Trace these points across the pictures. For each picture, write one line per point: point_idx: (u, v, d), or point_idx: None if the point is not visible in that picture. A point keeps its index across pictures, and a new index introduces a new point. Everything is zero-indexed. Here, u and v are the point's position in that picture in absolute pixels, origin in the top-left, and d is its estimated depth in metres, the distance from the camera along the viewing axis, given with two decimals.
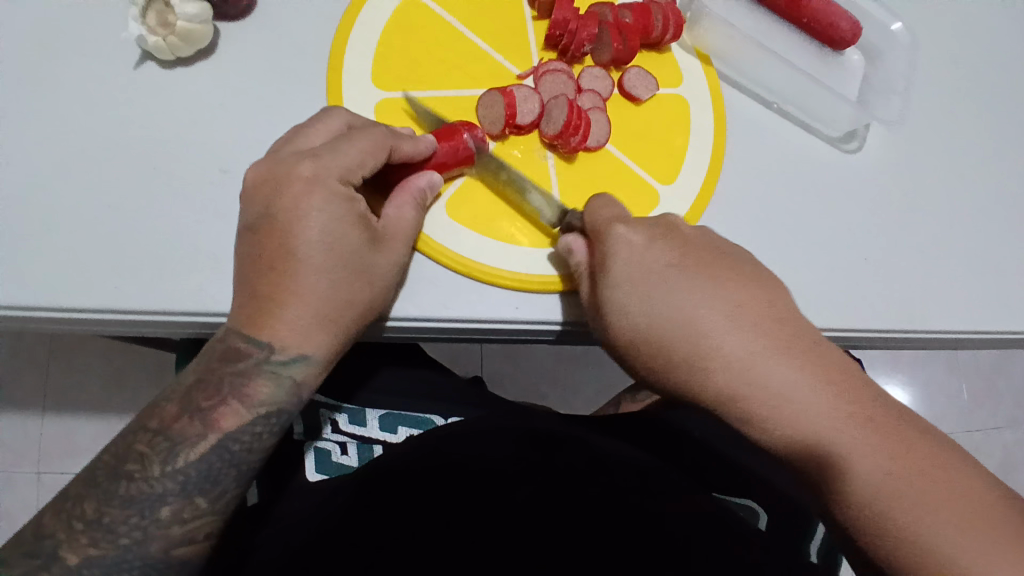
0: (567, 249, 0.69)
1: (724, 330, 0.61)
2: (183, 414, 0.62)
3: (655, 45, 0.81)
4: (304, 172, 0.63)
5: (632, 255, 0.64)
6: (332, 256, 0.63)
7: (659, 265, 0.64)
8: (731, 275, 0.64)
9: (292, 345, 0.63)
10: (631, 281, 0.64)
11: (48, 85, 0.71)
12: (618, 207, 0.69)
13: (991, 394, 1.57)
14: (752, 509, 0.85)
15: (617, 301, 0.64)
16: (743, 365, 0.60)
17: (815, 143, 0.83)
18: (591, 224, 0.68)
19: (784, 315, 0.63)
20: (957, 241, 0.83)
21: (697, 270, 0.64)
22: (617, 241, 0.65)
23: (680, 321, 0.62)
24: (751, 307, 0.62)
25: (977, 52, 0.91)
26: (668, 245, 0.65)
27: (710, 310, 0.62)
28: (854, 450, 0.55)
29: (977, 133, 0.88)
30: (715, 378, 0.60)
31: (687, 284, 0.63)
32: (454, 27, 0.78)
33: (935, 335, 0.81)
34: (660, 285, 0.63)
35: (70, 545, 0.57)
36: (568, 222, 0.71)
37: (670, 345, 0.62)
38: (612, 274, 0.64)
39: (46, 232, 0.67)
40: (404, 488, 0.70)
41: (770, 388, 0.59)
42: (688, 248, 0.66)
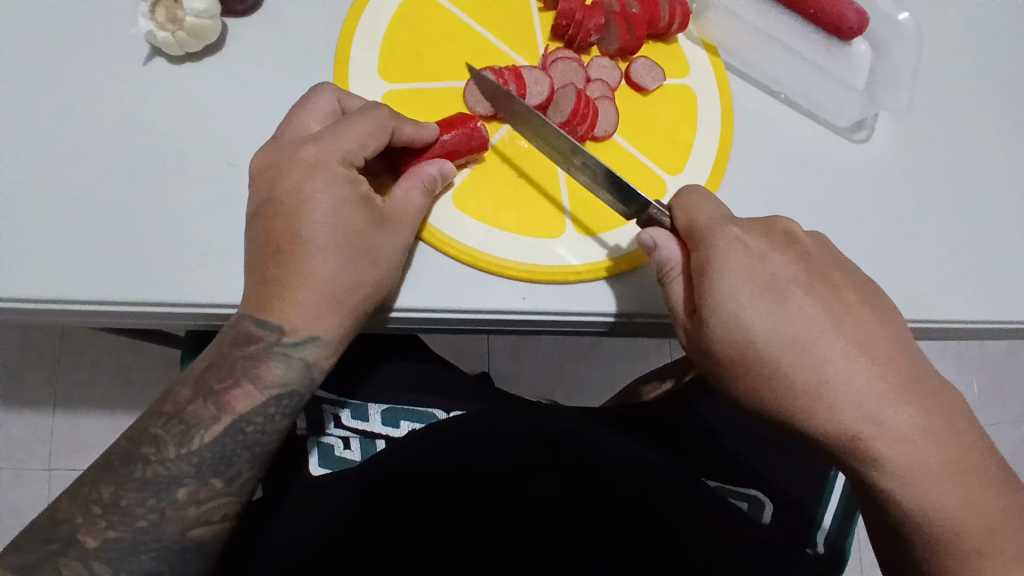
0: (650, 245, 0.67)
1: (850, 353, 0.61)
2: (196, 397, 0.63)
3: (662, 35, 0.81)
4: (306, 156, 0.64)
5: (752, 267, 0.63)
6: (340, 238, 0.63)
7: (781, 280, 0.63)
8: (851, 297, 0.64)
9: (303, 327, 0.63)
10: (753, 294, 0.62)
11: (57, 81, 0.72)
12: (716, 206, 0.66)
13: (1000, 388, 1.55)
14: (758, 500, 0.86)
15: (729, 311, 0.61)
16: (868, 389, 0.60)
17: (822, 134, 0.82)
18: (688, 224, 0.66)
19: (892, 341, 0.63)
20: (966, 231, 0.83)
21: (816, 289, 0.63)
22: (732, 248, 0.63)
23: (808, 339, 0.61)
24: (868, 330, 0.63)
25: (985, 41, 0.90)
26: (786, 259, 0.64)
27: (834, 332, 0.61)
28: (932, 477, 0.59)
29: (985, 122, 0.87)
30: (840, 400, 0.59)
31: (810, 300, 0.62)
32: (461, 20, 0.78)
33: (946, 326, 0.80)
34: (782, 301, 0.62)
35: (88, 528, 0.58)
36: (648, 215, 0.68)
37: (792, 361, 0.60)
38: (727, 282, 0.62)
39: (58, 225, 0.68)
40: (439, 484, 0.71)
41: (874, 410, 0.59)
42: (807, 264, 0.65)
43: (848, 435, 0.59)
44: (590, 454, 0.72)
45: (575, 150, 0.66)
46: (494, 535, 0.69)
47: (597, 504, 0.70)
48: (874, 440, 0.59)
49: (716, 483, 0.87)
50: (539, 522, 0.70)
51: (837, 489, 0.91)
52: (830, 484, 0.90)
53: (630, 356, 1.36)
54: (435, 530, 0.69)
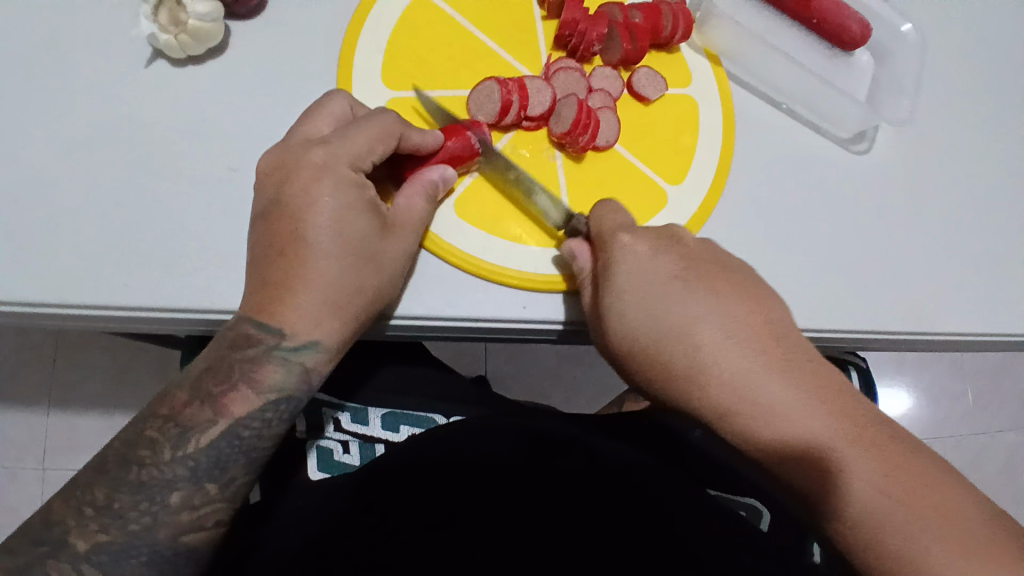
0: (570, 254, 0.70)
1: (724, 345, 0.61)
2: (193, 400, 0.62)
3: (664, 45, 0.81)
4: (314, 159, 0.64)
5: (638, 265, 0.65)
6: (343, 242, 0.63)
7: (663, 275, 0.64)
8: (732, 287, 0.64)
9: (302, 332, 0.63)
10: (633, 291, 0.64)
11: (57, 82, 0.72)
12: (621, 215, 0.69)
13: (997, 397, 1.56)
14: (756, 508, 0.85)
15: (617, 309, 0.64)
16: (740, 372, 0.60)
17: (823, 145, 0.83)
18: (596, 230, 0.68)
19: (786, 333, 0.63)
20: (964, 243, 0.83)
21: (700, 282, 0.64)
22: (621, 250, 0.65)
23: (681, 332, 0.62)
24: (750, 323, 0.62)
25: (987, 54, 0.90)
26: (669, 255, 0.65)
27: (709, 324, 0.62)
28: (839, 461, 0.56)
29: (985, 136, 0.87)
30: (712, 387, 0.60)
31: (689, 295, 0.63)
32: (464, 26, 0.78)
33: (944, 338, 0.80)
34: (665, 295, 0.63)
35: (80, 531, 0.57)
36: (573, 226, 0.71)
37: (670, 354, 0.62)
38: (614, 282, 0.65)
39: (57, 226, 0.68)
40: (398, 484, 0.71)
41: (745, 392, 0.59)
42: (691, 260, 0.66)
43: (717, 419, 0.61)
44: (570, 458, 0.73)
45: (508, 166, 0.70)
46: (483, 539, 0.69)
47: (509, 495, 0.71)
48: (748, 421, 0.59)
49: (715, 491, 0.87)
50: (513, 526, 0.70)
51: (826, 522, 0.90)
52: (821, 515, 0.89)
53: None
54: (381, 525, 0.69)
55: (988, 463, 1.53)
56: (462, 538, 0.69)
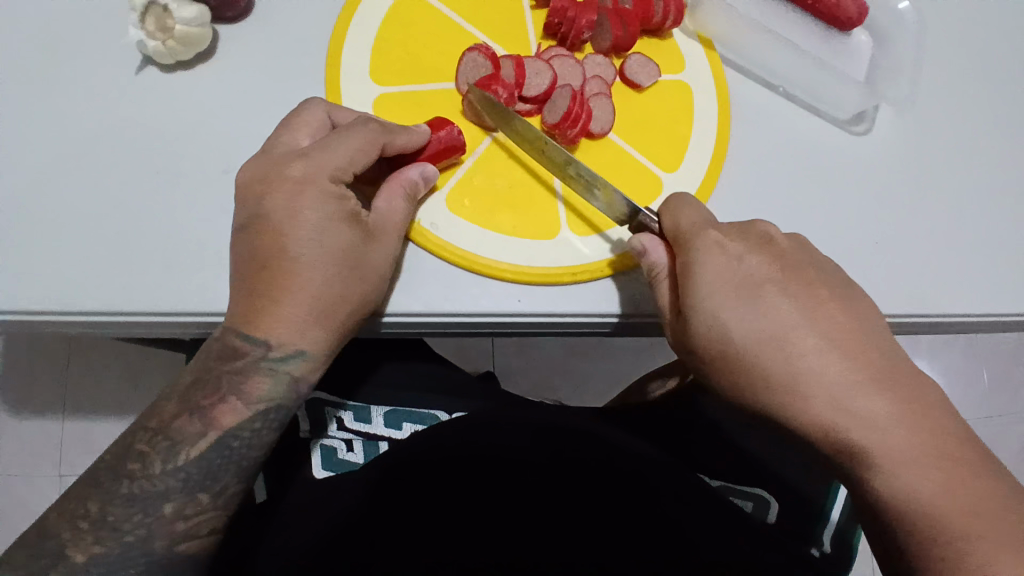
0: (640, 250, 0.67)
1: (824, 348, 0.59)
2: (182, 412, 0.62)
3: (656, 31, 0.80)
4: (293, 172, 0.63)
5: (724, 268, 0.62)
6: (327, 251, 0.63)
7: (755, 279, 0.62)
8: (823, 291, 0.63)
9: (289, 342, 0.63)
10: (730, 296, 0.61)
11: (48, 93, 0.72)
12: (698, 209, 0.67)
13: (1015, 380, 1.53)
14: (763, 500, 0.85)
15: (706, 311, 0.61)
16: (840, 384, 0.58)
17: (823, 129, 0.81)
18: (673, 228, 0.66)
19: (871, 334, 0.62)
20: (972, 224, 0.81)
21: (795, 284, 0.62)
22: (707, 250, 0.63)
23: (784, 334, 0.60)
24: (847, 327, 0.61)
25: (993, 30, 0.88)
26: (764, 257, 0.63)
27: (811, 329, 0.60)
28: (913, 467, 0.56)
29: (991, 114, 0.85)
30: (810, 396, 0.58)
31: (786, 299, 0.61)
32: (452, 19, 0.77)
33: (951, 321, 0.79)
34: (757, 298, 0.61)
35: (75, 543, 0.58)
36: (640, 222, 0.69)
37: (770, 358, 0.60)
38: (703, 284, 0.62)
39: (55, 237, 0.68)
40: (435, 483, 0.71)
41: (844, 406, 0.58)
42: (783, 261, 0.64)
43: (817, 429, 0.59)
44: (589, 453, 0.71)
45: (569, 160, 0.66)
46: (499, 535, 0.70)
47: (580, 502, 0.71)
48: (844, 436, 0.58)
49: (718, 482, 0.86)
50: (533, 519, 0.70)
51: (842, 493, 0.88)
52: (835, 490, 0.87)
53: (636, 352, 1.35)
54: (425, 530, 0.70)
55: (1005, 446, 1.50)
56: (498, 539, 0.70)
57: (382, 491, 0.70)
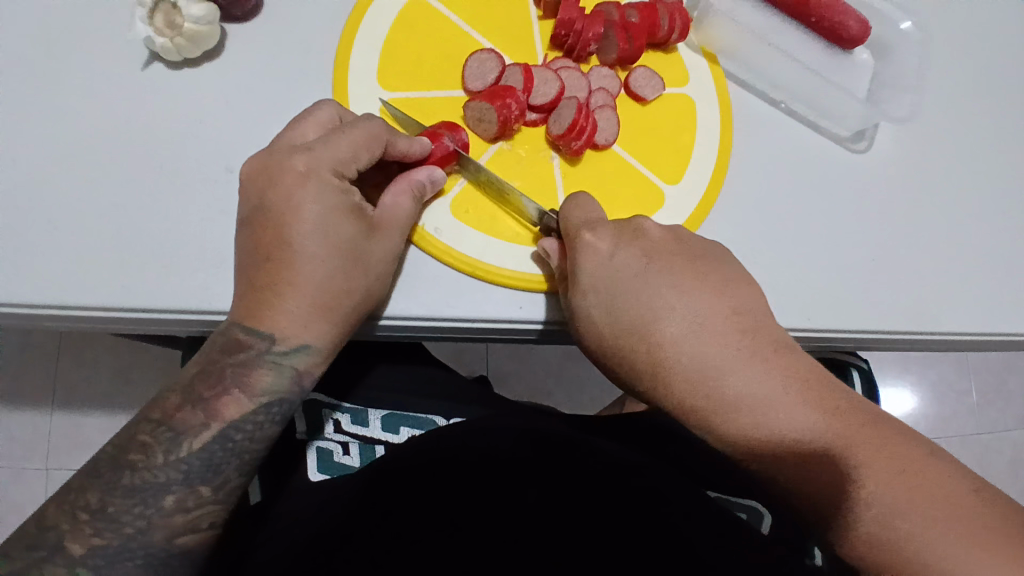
0: (544, 254, 0.70)
1: (688, 337, 0.64)
2: (185, 404, 0.62)
3: (662, 44, 0.81)
4: (297, 165, 0.63)
5: (601, 262, 0.66)
6: (329, 245, 0.63)
7: (624, 271, 0.66)
8: (708, 276, 0.67)
9: (293, 335, 0.63)
10: (599, 291, 0.66)
11: (55, 87, 0.72)
12: (588, 206, 0.69)
13: (1003, 395, 1.55)
14: (757, 511, 0.85)
15: (584, 307, 0.66)
16: (698, 365, 0.63)
17: (822, 144, 0.82)
18: (563, 228, 0.68)
19: (752, 321, 0.66)
20: (966, 241, 0.82)
21: (667, 273, 0.66)
22: (584, 248, 0.66)
23: (647, 325, 0.65)
24: (715, 319, 0.65)
25: (990, 52, 0.90)
26: (633, 248, 0.67)
27: (671, 317, 0.65)
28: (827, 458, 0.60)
29: (986, 132, 0.87)
30: (675, 379, 0.64)
31: (655, 290, 0.65)
32: (460, 27, 0.78)
33: (946, 336, 0.80)
34: (631, 291, 0.65)
35: (74, 535, 0.57)
36: (546, 224, 0.71)
37: (640, 351, 0.65)
38: (580, 281, 0.66)
39: (58, 229, 0.68)
40: (411, 494, 0.70)
41: (710, 383, 0.63)
42: (655, 251, 0.67)
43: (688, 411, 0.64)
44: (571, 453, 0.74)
45: (480, 169, 0.70)
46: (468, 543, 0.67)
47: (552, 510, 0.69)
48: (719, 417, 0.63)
49: (715, 492, 0.86)
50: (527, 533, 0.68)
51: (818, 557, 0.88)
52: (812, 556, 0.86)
53: None
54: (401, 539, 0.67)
55: (994, 461, 1.52)
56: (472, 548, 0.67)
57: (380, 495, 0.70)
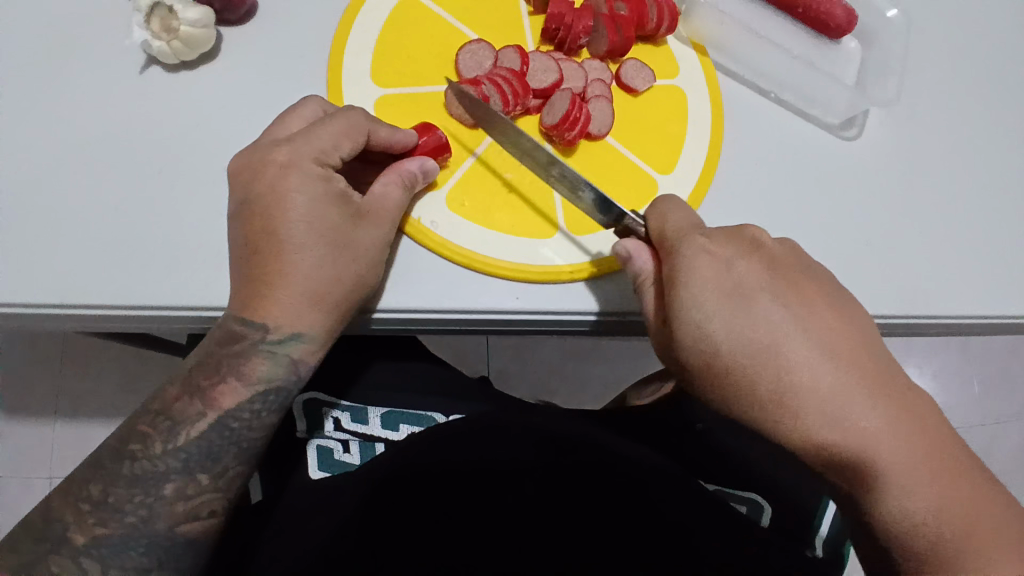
0: (626, 255, 0.68)
1: (822, 362, 0.59)
2: (183, 393, 0.63)
3: (650, 37, 0.82)
4: (280, 156, 0.64)
5: (716, 275, 0.62)
6: (318, 233, 0.64)
7: (746, 287, 0.62)
8: (809, 293, 0.63)
9: (286, 324, 0.64)
10: (722, 308, 0.61)
11: (54, 92, 0.73)
12: (691, 214, 0.67)
13: (1007, 384, 1.55)
14: (757, 503, 0.84)
15: (692, 319, 0.61)
16: (833, 396, 0.58)
17: (813, 131, 0.83)
18: (661, 233, 0.66)
19: (863, 341, 0.62)
20: (960, 224, 0.83)
21: (782, 292, 0.62)
22: (698, 258, 0.62)
23: (775, 345, 0.60)
24: (839, 341, 0.61)
25: (979, 38, 0.91)
26: (756, 264, 0.64)
27: (803, 340, 0.60)
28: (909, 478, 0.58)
29: (977, 116, 0.87)
30: (806, 407, 0.59)
31: (776, 306, 0.61)
32: (452, 24, 0.79)
33: (943, 319, 0.81)
34: (745, 305, 0.61)
35: (79, 526, 0.58)
36: (625, 225, 0.69)
37: (759, 372, 0.60)
38: (694, 293, 0.61)
39: (59, 231, 0.69)
40: (424, 500, 0.71)
41: (838, 417, 0.58)
42: (775, 268, 0.64)
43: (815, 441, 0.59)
44: (591, 455, 0.72)
45: (552, 159, 0.65)
46: (473, 543, 0.70)
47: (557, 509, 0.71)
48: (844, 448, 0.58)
49: (713, 485, 0.86)
50: (529, 531, 0.70)
51: (831, 512, 0.89)
52: (825, 507, 0.88)
53: (632, 356, 1.36)
54: (416, 535, 0.69)
55: (999, 450, 1.52)
56: (476, 548, 0.70)
57: (379, 499, 0.70)
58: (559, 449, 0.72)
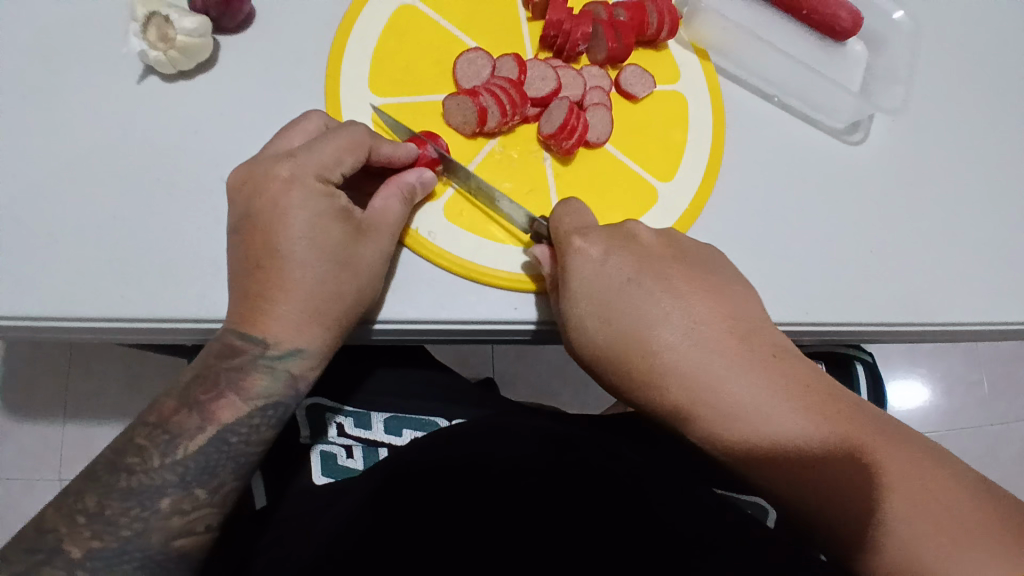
0: (535, 259, 0.70)
1: (686, 346, 0.63)
2: (181, 407, 0.63)
3: (651, 43, 0.81)
4: (281, 172, 0.64)
5: (594, 269, 0.65)
6: (317, 249, 0.64)
7: (617, 278, 0.65)
8: (686, 281, 0.66)
9: (286, 340, 0.64)
10: (596, 302, 0.65)
11: (53, 102, 0.73)
12: (580, 212, 0.69)
13: (1014, 385, 1.53)
14: (761, 505, 0.85)
15: (574, 313, 0.66)
16: (701, 376, 0.62)
17: (816, 137, 0.82)
18: (554, 234, 0.68)
19: (741, 325, 0.65)
20: (963, 230, 0.82)
21: (653, 280, 0.65)
22: (576, 256, 0.65)
23: (645, 335, 0.64)
24: (709, 326, 0.64)
25: (986, 40, 0.89)
26: (627, 255, 0.66)
27: (666, 323, 0.64)
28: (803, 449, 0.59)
29: (983, 120, 0.86)
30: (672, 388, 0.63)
31: (644, 295, 0.65)
32: (450, 31, 0.78)
33: (946, 327, 0.80)
34: (619, 296, 0.65)
35: (72, 538, 0.58)
36: (536, 230, 0.71)
37: (632, 358, 0.64)
38: (570, 289, 0.66)
39: (57, 242, 0.69)
40: (393, 496, 0.70)
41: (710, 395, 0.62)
42: (646, 259, 0.67)
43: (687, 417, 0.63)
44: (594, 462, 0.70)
45: (468, 174, 0.70)
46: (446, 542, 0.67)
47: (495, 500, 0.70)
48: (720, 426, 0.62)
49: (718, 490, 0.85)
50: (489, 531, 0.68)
51: None
52: None
53: None
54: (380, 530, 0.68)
55: (1005, 452, 1.50)
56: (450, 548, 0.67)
57: (379, 500, 0.70)
58: (559, 450, 0.72)
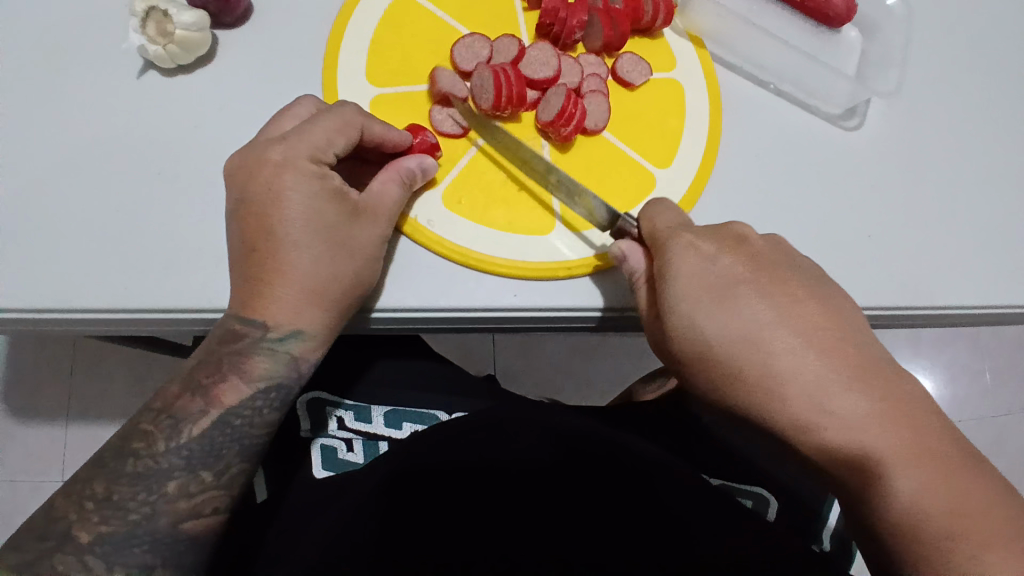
0: (620, 255, 0.69)
1: (799, 350, 0.59)
2: (184, 391, 0.64)
3: (646, 30, 0.82)
4: (275, 155, 0.64)
5: (698, 270, 0.63)
6: (315, 231, 0.64)
7: (727, 280, 0.62)
8: (797, 288, 0.63)
9: (285, 322, 0.64)
10: (699, 298, 0.62)
11: (54, 98, 0.73)
12: (674, 214, 0.68)
13: (1019, 375, 1.53)
14: (763, 497, 0.84)
15: (677, 313, 0.62)
16: (816, 381, 0.58)
17: (813, 122, 0.82)
18: (649, 232, 0.67)
19: (853, 335, 0.61)
20: (963, 213, 0.82)
21: (767, 285, 0.62)
22: (681, 254, 0.63)
23: (758, 338, 0.60)
24: (818, 326, 0.61)
25: (981, 25, 0.90)
26: (737, 257, 0.64)
27: (784, 328, 0.60)
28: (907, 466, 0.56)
29: (980, 104, 0.86)
30: (789, 394, 0.58)
31: (757, 299, 0.61)
32: (446, 22, 0.79)
33: (948, 309, 0.80)
34: (727, 299, 0.61)
35: (82, 523, 0.58)
36: (620, 227, 0.70)
37: (743, 361, 0.60)
38: (677, 289, 0.62)
39: (61, 235, 0.69)
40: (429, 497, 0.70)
41: (826, 404, 0.58)
42: (757, 262, 0.64)
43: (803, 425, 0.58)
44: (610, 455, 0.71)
45: (550, 169, 0.69)
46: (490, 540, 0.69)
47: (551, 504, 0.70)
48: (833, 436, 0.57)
49: (718, 480, 0.86)
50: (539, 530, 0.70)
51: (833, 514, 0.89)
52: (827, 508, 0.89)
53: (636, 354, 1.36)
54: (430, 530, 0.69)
55: (1011, 442, 1.50)
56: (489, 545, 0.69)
57: (394, 496, 0.69)
58: (579, 447, 0.71)
